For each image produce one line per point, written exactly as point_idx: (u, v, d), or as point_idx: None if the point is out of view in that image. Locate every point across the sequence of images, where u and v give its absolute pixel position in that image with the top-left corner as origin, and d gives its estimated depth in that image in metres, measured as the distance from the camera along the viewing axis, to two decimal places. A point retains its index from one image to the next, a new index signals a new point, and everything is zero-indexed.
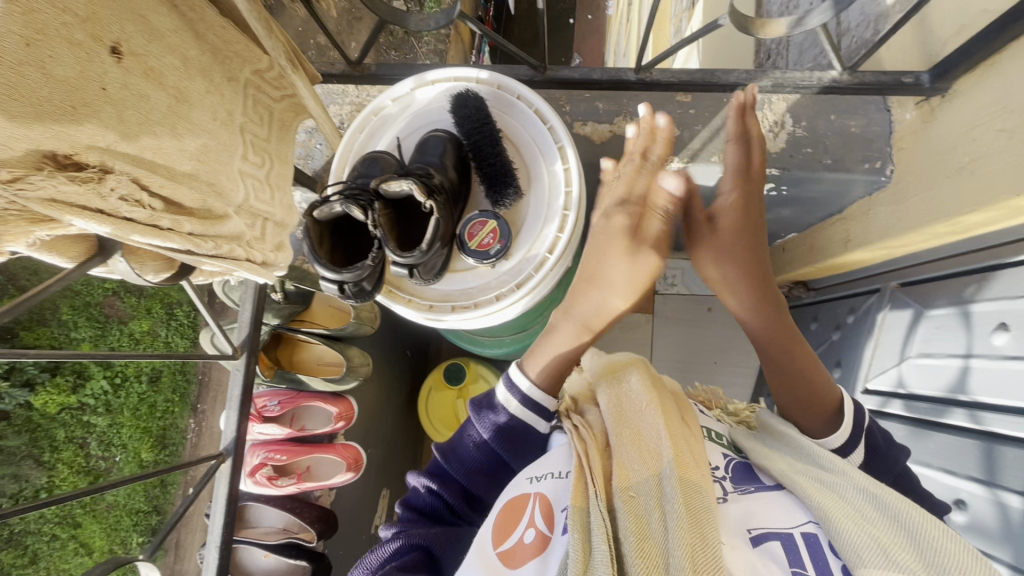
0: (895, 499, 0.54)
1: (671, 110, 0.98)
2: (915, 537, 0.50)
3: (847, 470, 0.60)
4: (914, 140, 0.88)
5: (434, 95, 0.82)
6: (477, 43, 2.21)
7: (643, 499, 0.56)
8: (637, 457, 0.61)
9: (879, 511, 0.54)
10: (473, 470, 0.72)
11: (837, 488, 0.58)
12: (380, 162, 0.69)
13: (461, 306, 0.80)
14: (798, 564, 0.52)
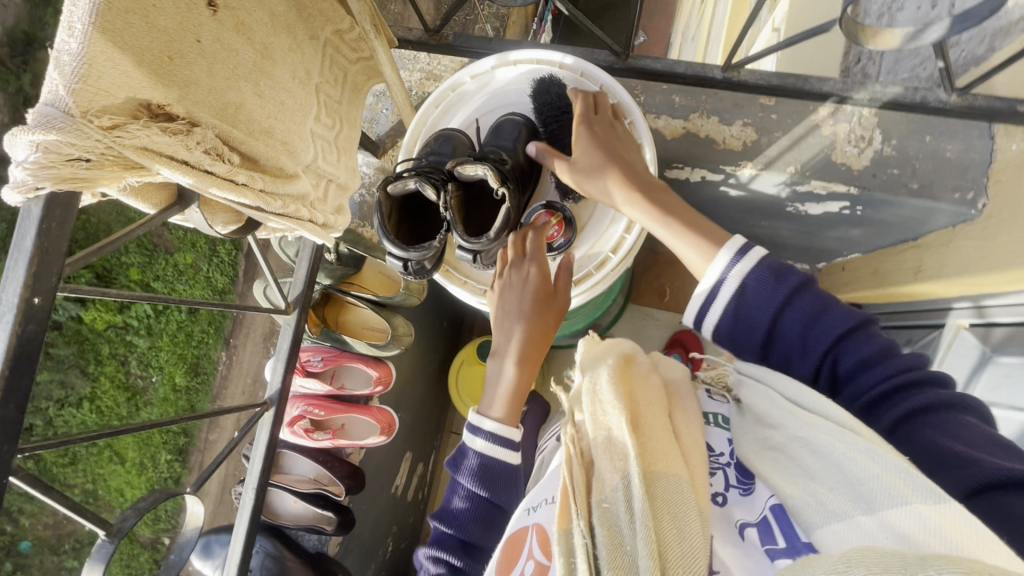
0: (825, 434, 0.51)
1: (751, 114, 0.93)
2: (846, 473, 0.48)
3: (787, 425, 0.55)
4: (1015, 173, 0.82)
5: (514, 75, 0.81)
6: (541, 11, 2.13)
7: (616, 506, 0.50)
8: (608, 457, 0.55)
9: (816, 456, 0.51)
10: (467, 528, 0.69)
11: (789, 452, 0.54)
12: (453, 141, 0.69)
13: None
14: (771, 541, 0.52)
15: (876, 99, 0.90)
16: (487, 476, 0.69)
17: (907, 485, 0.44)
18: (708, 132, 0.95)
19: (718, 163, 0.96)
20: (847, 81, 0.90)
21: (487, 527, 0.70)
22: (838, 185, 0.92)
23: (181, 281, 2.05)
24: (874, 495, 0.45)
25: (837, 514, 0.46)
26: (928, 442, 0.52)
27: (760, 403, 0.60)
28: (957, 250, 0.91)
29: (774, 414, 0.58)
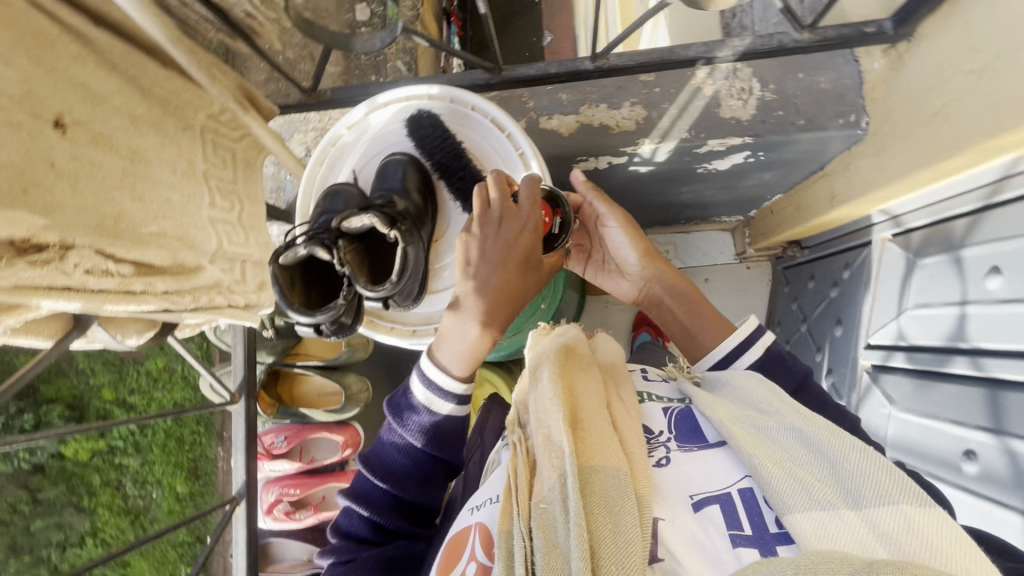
0: (820, 437, 0.55)
1: (636, 93, 0.96)
2: (836, 470, 0.52)
3: (780, 414, 0.60)
4: (886, 89, 0.86)
5: (389, 116, 0.80)
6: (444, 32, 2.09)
7: (551, 507, 0.53)
8: (547, 456, 0.58)
9: (806, 449, 0.55)
10: (409, 480, 0.80)
11: (768, 433, 0.59)
12: (342, 195, 0.68)
13: None
14: (736, 525, 0.51)
15: (736, 52, 0.94)
16: (438, 433, 0.78)
17: (894, 486, 0.49)
18: (601, 120, 0.97)
19: (618, 147, 0.98)
20: (709, 43, 0.94)
21: (423, 484, 0.81)
22: (733, 138, 0.95)
23: (156, 388, 1.98)
24: (859, 492, 0.49)
25: (820, 501, 0.49)
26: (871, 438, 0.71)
27: (754, 395, 0.65)
28: (861, 170, 0.95)
29: (769, 404, 0.63)
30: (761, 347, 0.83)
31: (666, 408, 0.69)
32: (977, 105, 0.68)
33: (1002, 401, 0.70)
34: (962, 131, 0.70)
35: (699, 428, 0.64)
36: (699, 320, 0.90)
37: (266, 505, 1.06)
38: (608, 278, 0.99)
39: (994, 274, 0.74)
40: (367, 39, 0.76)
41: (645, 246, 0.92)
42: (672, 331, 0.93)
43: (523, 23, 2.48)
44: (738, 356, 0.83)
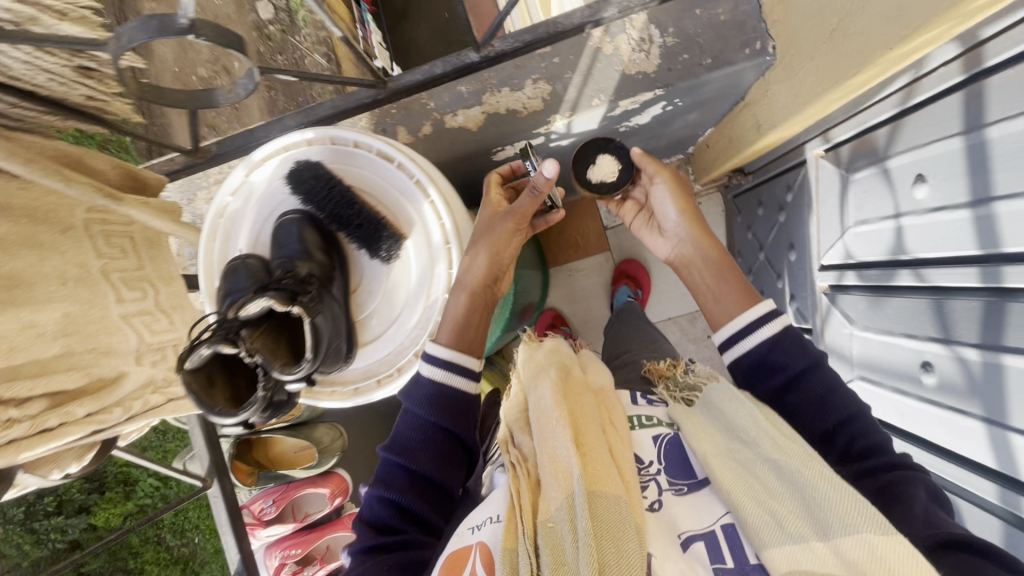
0: (800, 467, 0.55)
1: (536, 68, 0.90)
2: (807, 498, 0.53)
3: (758, 443, 0.60)
4: (784, 10, 0.82)
5: (270, 173, 0.70)
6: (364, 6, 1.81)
7: (558, 527, 0.54)
8: (554, 479, 0.58)
9: (783, 481, 0.56)
10: (412, 458, 0.70)
11: (752, 468, 0.59)
12: (242, 271, 0.62)
13: (385, 377, 0.75)
14: (719, 560, 0.54)
15: (621, 8, 0.87)
16: (426, 399, 0.70)
17: (866, 517, 0.50)
18: (507, 105, 0.93)
19: (530, 129, 0.95)
20: (591, 6, 0.87)
21: (431, 467, 0.70)
22: (644, 93, 0.92)
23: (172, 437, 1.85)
24: (829, 522, 0.51)
25: (793, 535, 0.51)
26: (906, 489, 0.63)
27: (734, 417, 0.64)
28: (778, 96, 0.92)
29: (749, 430, 0.62)
30: (782, 322, 0.76)
31: (656, 434, 0.69)
32: (871, 18, 0.64)
33: (947, 309, 0.69)
34: (863, 47, 0.67)
35: (690, 462, 0.64)
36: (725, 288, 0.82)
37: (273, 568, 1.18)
38: (650, 233, 0.97)
39: (919, 183, 0.73)
40: (230, 89, 0.69)
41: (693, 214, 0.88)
42: (698, 298, 0.86)
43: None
44: (754, 327, 0.77)
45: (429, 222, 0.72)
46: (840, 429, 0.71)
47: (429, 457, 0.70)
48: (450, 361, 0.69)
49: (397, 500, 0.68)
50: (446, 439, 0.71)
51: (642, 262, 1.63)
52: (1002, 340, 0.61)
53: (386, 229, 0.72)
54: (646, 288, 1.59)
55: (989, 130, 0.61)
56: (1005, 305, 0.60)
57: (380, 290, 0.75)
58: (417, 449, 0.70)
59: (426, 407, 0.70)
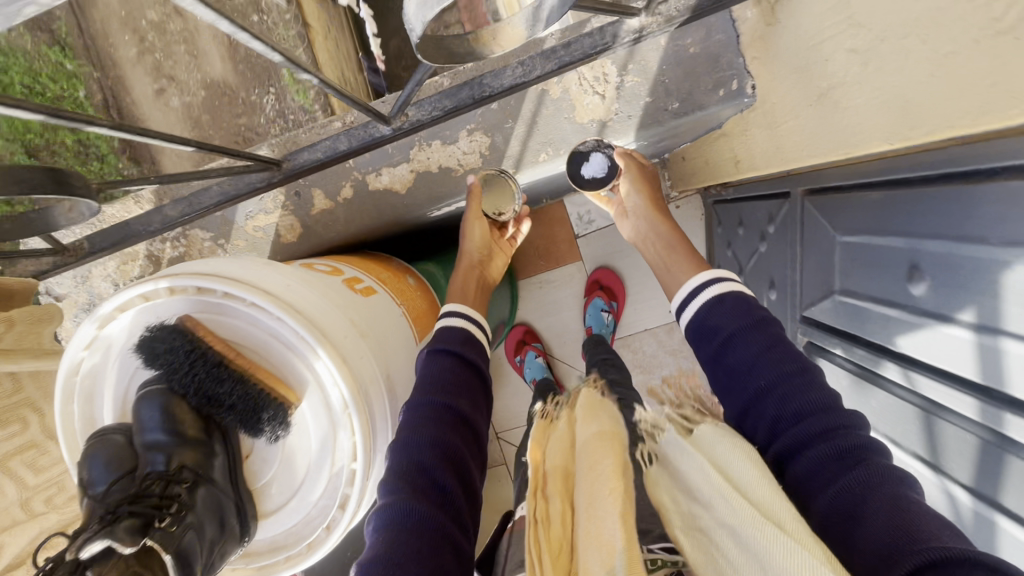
0: (756, 525, 0.43)
1: (468, 117, 0.75)
2: (764, 567, 0.41)
3: (713, 505, 0.47)
4: (764, 48, 0.67)
5: (130, 323, 0.53)
6: None
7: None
8: (597, 551, 0.46)
9: (743, 549, 0.43)
10: (418, 432, 0.57)
11: (714, 537, 0.46)
12: (100, 456, 0.51)
13: (296, 553, 0.56)
14: None
15: (560, 64, 0.70)
16: (433, 384, 0.62)
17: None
18: (440, 162, 0.78)
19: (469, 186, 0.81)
20: (524, 63, 0.70)
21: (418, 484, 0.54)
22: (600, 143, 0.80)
23: None
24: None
25: None
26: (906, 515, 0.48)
27: (690, 475, 0.51)
28: (757, 140, 0.78)
29: (704, 488, 0.49)
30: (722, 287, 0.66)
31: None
32: (864, 99, 0.51)
33: (939, 429, 0.61)
34: (854, 128, 0.54)
35: None
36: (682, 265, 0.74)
37: None
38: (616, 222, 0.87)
39: (916, 277, 0.61)
40: (68, 209, 0.54)
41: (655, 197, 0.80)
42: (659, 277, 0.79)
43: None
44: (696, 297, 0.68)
45: (325, 384, 0.52)
46: (776, 389, 0.57)
47: (427, 446, 0.57)
48: (468, 326, 0.71)
49: (397, 510, 0.53)
50: (455, 421, 0.61)
51: (615, 272, 1.51)
52: (998, 495, 0.54)
53: (265, 406, 0.49)
54: (621, 300, 1.48)
55: (1003, 250, 0.50)
56: (1004, 456, 0.52)
57: (275, 463, 0.55)
58: (418, 447, 0.56)
59: (449, 346, 0.66)
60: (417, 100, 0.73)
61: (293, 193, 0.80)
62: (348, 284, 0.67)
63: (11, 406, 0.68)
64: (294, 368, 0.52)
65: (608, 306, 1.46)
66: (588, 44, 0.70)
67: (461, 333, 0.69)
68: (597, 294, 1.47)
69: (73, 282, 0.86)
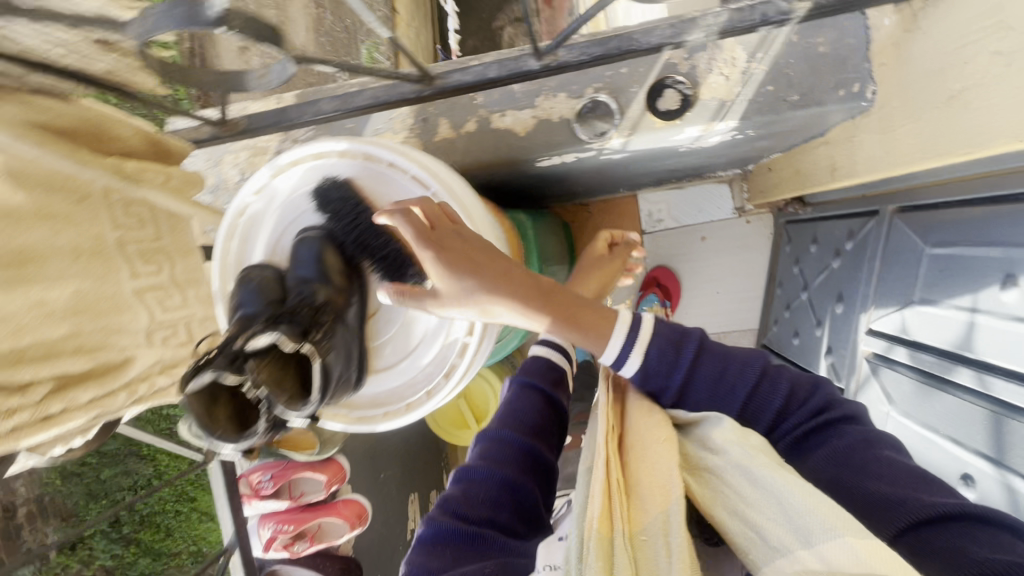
0: (767, 467, 0.46)
1: (600, 76, 0.81)
2: (783, 504, 0.43)
3: (728, 451, 0.50)
4: (897, 54, 0.71)
5: (299, 178, 0.61)
6: None
7: (654, 542, 0.47)
8: (650, 493, 0.50)
9: (757, 488, 0.46)
10: (511, 468, 0.65)
11: (724, 477, 0.49)
12: (257, 283, 0.59)
13: (395, 410, 0.62)
14: None
15: (710, 33, 0.77)
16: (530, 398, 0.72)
17: (847, 519, 0.41)
18: (561, 113, 0.85)
19: (582, 140, 0.86)
20: (676, 25, 0.78)
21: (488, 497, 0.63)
22: (716, 123, 0.83)
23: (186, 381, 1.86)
24: (810, 528, 0.41)
25: (777, 549, 0.42)
26: (864, 477, 0.51)
27: (707, 417, 0.54)
28: (864, 146, 0.82)
29: (719, 437, 0.52)
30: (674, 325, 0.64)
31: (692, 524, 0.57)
32: (1005, 100, 0.55)
33: (1005, 429, 0.64)
34: (984, 127, 0.58)
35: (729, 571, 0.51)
36: None
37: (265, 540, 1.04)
38: None
39: (1008, 284, 0.65)
40: (263, 72, 0.62)
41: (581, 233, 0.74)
42: None
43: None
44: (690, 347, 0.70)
45: None
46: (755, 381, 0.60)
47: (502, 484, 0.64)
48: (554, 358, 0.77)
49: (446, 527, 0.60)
50: (545, 469, 0.68)
51: (673, 273, 1.54)
52: None
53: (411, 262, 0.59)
54: (675, 300, 1.51)
55: None
56: None
57: (396, 324, 0.62)
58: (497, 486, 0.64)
59: (540, 383, 0.74)
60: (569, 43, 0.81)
61: (420, 118, 0.87)
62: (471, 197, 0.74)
63: (152, 247, 0.76)
64: None
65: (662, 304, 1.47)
66: (738, 18, 0.77)
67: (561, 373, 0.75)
68: (653, 290, 1.49)
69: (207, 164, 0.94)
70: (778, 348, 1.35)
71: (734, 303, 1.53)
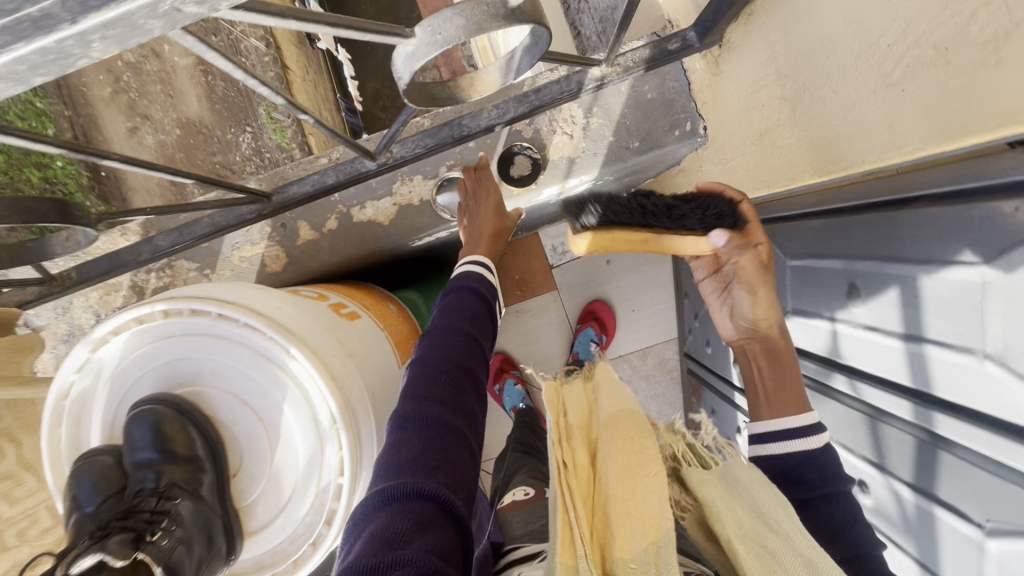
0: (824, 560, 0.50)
1: (449, 155, 0.82)
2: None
3: (791, 536, 0.53)
4: (714, 94, 0.75)
5: (124, 346, 0.55)
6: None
7: (643, 571, 0.47)
8: (638, 523, 0.52)
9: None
10: (447, 411, 0.58)
11: (774, 550, 0.51)
12: (91, 474, 0.52)
13: (281, 570, 0.57)
14: None
15: (532, 106, 0.79)
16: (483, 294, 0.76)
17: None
18: (421, 195, 0.84)
19: (446, 221, 0.86)
20: (499, 106, 0.80)
21: (428, 444, 0.54)
22: (571, 184, 0.84)
23: None
24: None
25: None
26: None
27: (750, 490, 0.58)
28: (712, 175, 0.86)
29: (779, 520, 0.54)
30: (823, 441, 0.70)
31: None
32: (797, 139, 0.59)
33: (881, 433, 0.66)
34: (790, 163, 0.62)
35: None
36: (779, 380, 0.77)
37: None
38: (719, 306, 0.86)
39: (853, 296, 0.68)
40: (66, 239, 0.58)
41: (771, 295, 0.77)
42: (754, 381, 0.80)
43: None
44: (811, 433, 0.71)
45: (314, 401, 0.55)
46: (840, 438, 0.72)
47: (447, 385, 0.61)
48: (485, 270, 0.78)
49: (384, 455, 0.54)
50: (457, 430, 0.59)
51: (608, 303, 1.57)
52: (935, 489, 0.58)
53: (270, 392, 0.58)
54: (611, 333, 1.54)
55: (920, 267, 0.56)
56: (937, 453, 0.58)
57: (261, 481, 0.56)
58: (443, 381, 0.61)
59: (452, 330, 0.67)
60: (401, 138, 0.81)
61: (279, 225, 0.84)
62: (333, 308, 0.70)
63: None
64: (282, 384, 0.55)
65: (599, 338, 1.50)
66: (556, 91, 0.79)
67: (461, 314, 0.70)
68: (589, 323, 1.51)
69: (53, 313, 0.86)
70: (697, 356, 1.40)
71: (652, 317, 1.57)
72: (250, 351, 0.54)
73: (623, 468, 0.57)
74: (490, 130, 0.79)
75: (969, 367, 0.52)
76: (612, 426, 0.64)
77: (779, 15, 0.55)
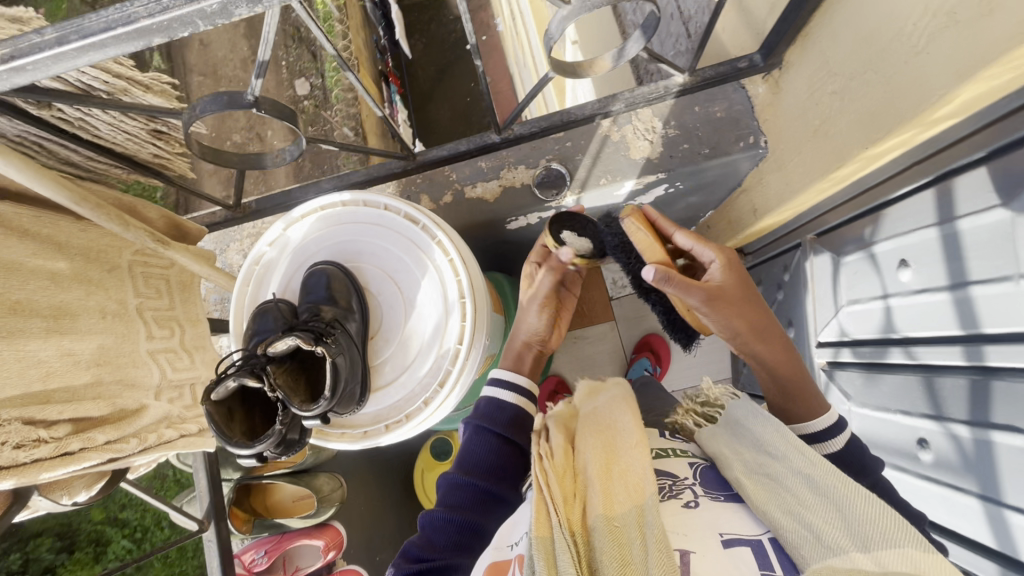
0: (833, 479, 0.51)
1: (549, 149, 1.00)
2: (843, 511, 0.49)
3: (788, 458, 0.57)
4: (774, 111, 0.92)
5: (309, 226, 0.72)
6: (386, 95, 2.25)
7: (629, 530, 0.54)
8: (626, 491, 0.59)
9: (818, 495, 0.51)
10: (469, 514, 0.75)
11: (781, 481, 0.55)
12: (271, 313, 0.66)
13: (395, 422, 0.67)
14: (768, 567, 0.49)
15: (629, 103, 0.99)
16: (505, 410, 0.81)
17: (904, 530, 0.46)
18: (522, 181, 1.02)
19: (542, 201, 1.01)
20: (601, 100, 1.00)
21: (456, 502, 0.76)
22: (648, 176, 1.00)
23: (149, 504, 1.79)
24: (870, 537, 0.46)
25: (832, 549, 0.47)
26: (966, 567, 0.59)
27: (760, 434, 0.61)
28: (772, 184, 1.00)
29: (778, 446, 0.58)
30: (841, 442, 0.70)
31: (691, 461, 0.66)
32: (848, 123, 0.73)
33: (937, 386, 0.72)
34: (842, 147, 0.76)
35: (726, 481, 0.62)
36: (789, 390, 0.74)
37: (246, 565, 1.02)
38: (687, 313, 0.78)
39: (903, 267, 0.78)
40: (279, 153, 0.79)
41: (757, 311, 0.72)
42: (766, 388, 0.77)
43: (461, 67, 2.58)
44: (825, 438, 0.71)
45: (447, 280, 0.68)
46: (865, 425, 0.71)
47: (490, 453, 0.78)
48: (514, 387, 0.82)
49: (433, 533, 0.74)
50: (493, 502, 0.77)
51: (663, 337, 1.65)
52: (990, 417, 0.64)
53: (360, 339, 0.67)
54: (665, 365, 1.59)
55: (962, 221, 0.67)
56: (990, 384, 0.64)
57: (393, 343, 0.69)
58: (488, 453, 0.78)
59: (494, 426, 0.80)
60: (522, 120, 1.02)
61: (405, 196, 1.03)
62: None
63: (166, 314, 0.83)
64: (424, 264, 0.69)
65: (653, 368, 1.56)
66: (646, 93, 0.99)
67: (509, 412, 0.81)
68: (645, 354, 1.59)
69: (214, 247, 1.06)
70: (752, 388, 1.43)
71: (706, 356, 1.63)
72: (404, 237, 0.70)
73: (607, 453, 0.64)
74: (590, 120, 0.99)
75: (1010, 291, 0.60)
76: (607, 410, 0.71)
77: (827, 32, 0.74)
